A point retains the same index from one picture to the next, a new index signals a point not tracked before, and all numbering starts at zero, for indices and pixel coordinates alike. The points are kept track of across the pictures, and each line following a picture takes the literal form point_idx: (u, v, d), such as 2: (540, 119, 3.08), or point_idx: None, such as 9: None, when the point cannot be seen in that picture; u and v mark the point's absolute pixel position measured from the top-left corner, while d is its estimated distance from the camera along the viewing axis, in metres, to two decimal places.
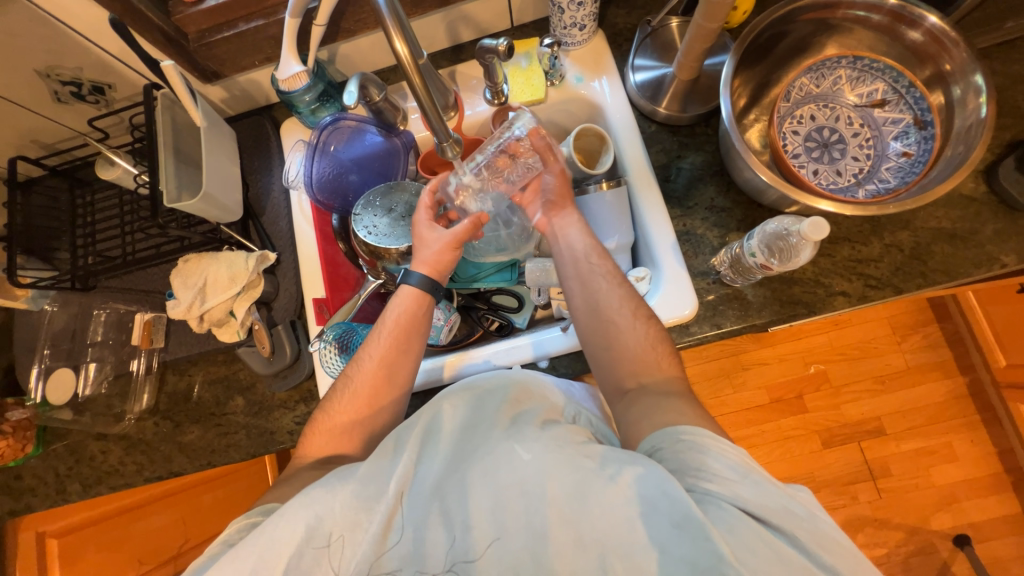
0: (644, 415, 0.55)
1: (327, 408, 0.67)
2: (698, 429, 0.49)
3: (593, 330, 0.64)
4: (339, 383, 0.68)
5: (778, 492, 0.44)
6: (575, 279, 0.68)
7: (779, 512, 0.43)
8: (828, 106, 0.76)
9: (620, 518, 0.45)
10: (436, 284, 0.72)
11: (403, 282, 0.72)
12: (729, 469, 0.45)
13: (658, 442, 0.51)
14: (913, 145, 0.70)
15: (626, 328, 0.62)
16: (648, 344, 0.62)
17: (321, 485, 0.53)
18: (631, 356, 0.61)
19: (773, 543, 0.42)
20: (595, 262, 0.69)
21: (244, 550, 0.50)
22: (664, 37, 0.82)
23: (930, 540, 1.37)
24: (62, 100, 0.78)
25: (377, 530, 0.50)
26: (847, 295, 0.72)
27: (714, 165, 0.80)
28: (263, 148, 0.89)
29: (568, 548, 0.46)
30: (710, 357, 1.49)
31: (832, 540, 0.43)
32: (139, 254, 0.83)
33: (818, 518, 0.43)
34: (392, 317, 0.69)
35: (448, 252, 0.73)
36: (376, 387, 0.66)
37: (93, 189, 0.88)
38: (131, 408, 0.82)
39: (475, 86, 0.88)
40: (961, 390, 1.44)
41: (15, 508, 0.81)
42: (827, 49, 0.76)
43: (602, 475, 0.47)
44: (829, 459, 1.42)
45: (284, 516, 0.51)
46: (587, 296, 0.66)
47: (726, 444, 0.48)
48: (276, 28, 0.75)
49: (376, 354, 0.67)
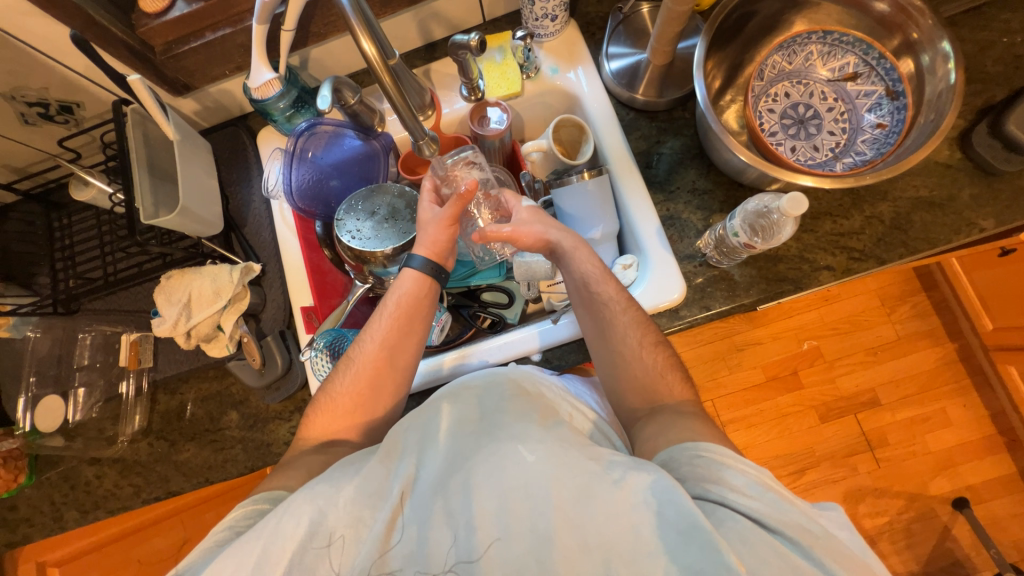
0: (661, 432, 0.56)
1: (327, 390, 0.67)
2: (719, 447, 0.50)
3: (603, 360, 0.66)
4: (340, 364, 0.69)
5: (796, 510, 0.44)
6: (582, 309, 0.68)
7: (795, 529, 0.43)
8: (801, 82, 0.77)
9: (625, 522, 0.45)
10: (438, 268, 0.72)
11: (404, 266, 0.71)
12: (747, 486, 0.46)
13: (675, 456, 0.51)
14: (887, 116, 0.71)
15: (634, 358, 0.64)
16: (656, 375, 0.63)
17: (326, 480, 0.54)
18: (644, 383, 0.63)
19: (787, 557, 0.42)
20: (596, 288, 0.67)
21: (248, 540, 0.49)
22: (636, 23, 0.82)
23: (929, 505, 1.39)
24: (31, 122, 0.77)
25: (379, 530, 0.50)
26: (832, 270, 0.72)
27: (693, 148, 0.80)
28: (241, 159, 0.88)
29: (575, 551, 0.45)
30: (705, 341, 1.49)
31: (849, 560, 0.42)
32: (121, 274, 0.82)
33: (837, 540, 0.43)
34: (395, 299, 0.69)
35: (444, 231, 0.71)
36: (378, 371, 0.66)
37: (69, 211, 0.86)
38: (124, 431, 0.81)
39: (450, 84, 0.87)
40: (951, 356, 1.46)
41: (12, 539, 0.80)
42: (797, 26, 0.76)
43: (607, 479, 0.47)
44: (827, 434, 1.44)
45: (290, 509, 0.51)
46: (596, 324, 0.66)
47: (745, 463, 0.49)
48: (245, 36, 0.74)
49: (379, 335, 0.68)
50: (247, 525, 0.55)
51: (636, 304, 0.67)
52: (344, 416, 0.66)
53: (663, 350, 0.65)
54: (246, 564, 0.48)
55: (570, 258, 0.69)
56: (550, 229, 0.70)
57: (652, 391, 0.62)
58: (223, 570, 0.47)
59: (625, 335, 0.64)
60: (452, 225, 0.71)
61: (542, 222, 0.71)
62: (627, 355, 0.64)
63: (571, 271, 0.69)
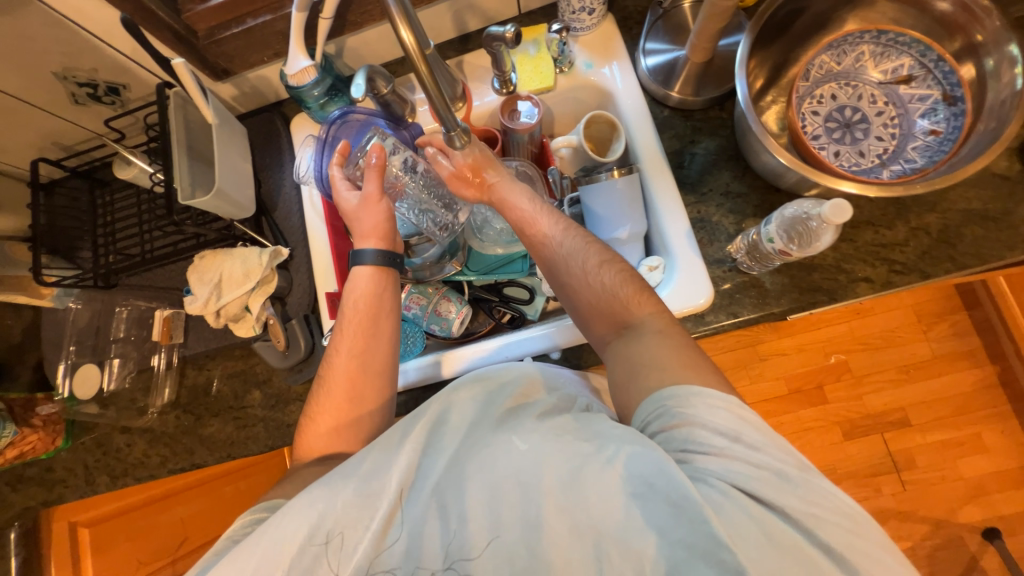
0: (632, 376, 0.56)
1: (310, 410, 0.68)
2: (685, 390, 0.50)
3: (564, 301, 0.67)
4: (317, 385, 0.70)
5: (767, 456, 0.44)
6: (531, 255, 0.71)
7: (772, 481, 0.43)
8: (849, 84, 0.73)
9: (615, 503, 0.45)
10: (392, 256, 0.73)
11: (356, 264, 0.72)
12: (719, 436, 0.46)
13: (646, 412, 0.51)
14: (942, 122, 0.67)
15: (583, 286, 0.63)
16: (607, 292, 0.62)
17: (323, 484, 0.53)
18: (603, 307, 0.62)
19: (767, 518, 0.42)
20: (533, 228, 0.70)
21: (247, 549, 0.50)
22: (677, 18, 0.80)
23: (957, 534, 1.33)
24: (80, 102, 0.80)
25: (377, 529, 0.50)
26: (871, 282, 0.69)
27: (729, 150, 0.77)
28: (274, 144, 0.90)
29: (564, 538, 0.45)
30: (728, 348, 1.45)
31: (830, 511, 0.42)
32: (157, 252, 0.85)
33: (813, 485, 0.43)
34: (352, 301, 0.70)
35: (376, 209, 0.72)
36: (352, 380, 0.67)
37: (112, 189, 0.90)
38: (154, 402, 0.84)
39: (483, 76, 0.87)
40: (992, 379, 1.38)
41: (49, 498, 0.85)
42: (848, 24, 0.73)
43: (598, 459, 0.47)
44: (850, 452, 1.39)
45: (287, 516, 0.51)
46: (543, 265, 0.69)
47: (714, 401, 0.48)
48: (284, 23, 0.75)
49: (345, 346, 0.69)
50: (245, 533, 0.56)
51: (575, 228, 0.69)
52: (334, 430, 0.66)
53: (610, 265, 0.64)
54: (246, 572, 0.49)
55: (507, 199, 0.73)
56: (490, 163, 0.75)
57: (612, 310, 0.61)
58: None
59: (568, 265, 0.65)
60: (380, 200, 0.73)
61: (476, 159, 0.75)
62: (576, 285, 0.64)
63: (511, 214, 0.73)
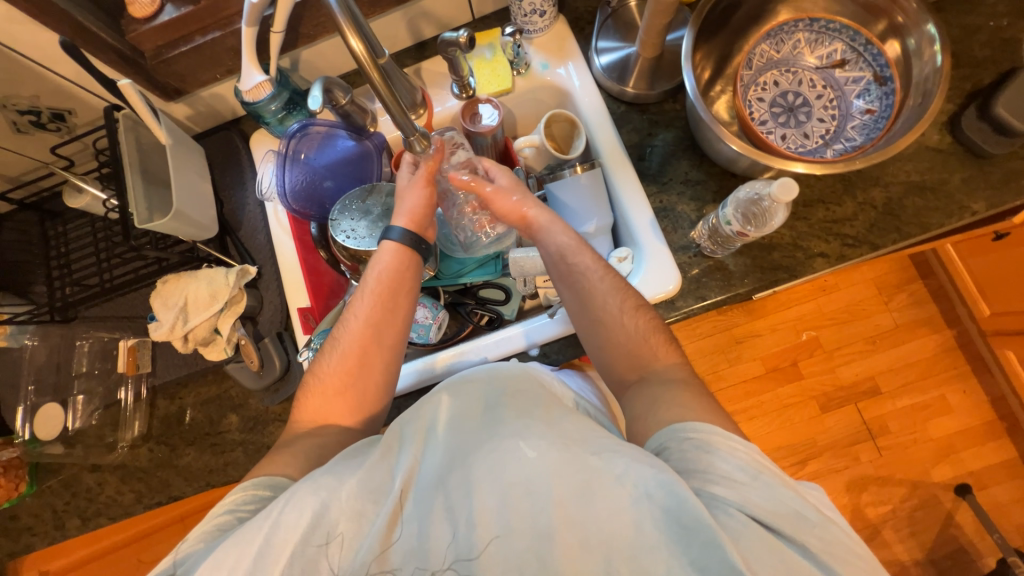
0: (649, 410, 0.56)
1: (315, 372, 0.67)
2: (708, 427, 0.50)
3: (587, 331, 0.67)
4: (326, 346, 0.69)
5: (787, 496, 0.45)
6: (560, 281, 0.69)
7: (788, 517, 0.44)
8: (790, 71, 0.77)
9: (626, 520, 0.45)
10: (418, 239, 0.72)
11: (385, 238, 0.71)
12: (738, 471, 0.47)
13: (665, 441, 0.51)
14: (875, 101, 0.72)
15: (617, 325, 0.64)
16: (640, 337, 0.63)
17: (329, 472, 0.53)
18: (630, 349, 0.63)
19: (782, 552, 0.42)
20: (572, 259, 0.68)
21: (249, 533, 0.49)
22: (625, 16, 0.83)
23: (932, 493, 1.39)
24: (23, 131, 0.77)
25: (380, 526, 0.50)
26: (827, 257, 0.73)
27: (685, 139, 0.80)
28: (234, 162, 0.88)
29: (575, 548, 0.45)
30: (704, 334, 1.49)
31: (839, 546, 0.43)
32: (118, 280, 0.82)
33: (828, 526, 0.44)
34: (376, 273, 0.69)
35: (420, 192, 0.73)
36: (364, 347, 0.66)
37: (63, 219, 0.86)
38: (124, 437, 0.81)
39: (441, 82, 0.88)
40: (950, 342, 1.46)
41: (16, 548, 0.80)
42: (783, 15, 0.77)
43: (609, 475, 0.47)
44: (829, 423, 1.44)
45: (291, 500, 0.50)
46: (575, 292, 0.67)
47: (735, 442, 0.49)
48: (234, 39, 0.74)
49: (363, 313, 0.68)
50: (249, 509, 0.54)
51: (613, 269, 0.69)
52: (337, 397, 0.65)
53: (645, 312, 0.65)
54: (247, 556, 0.48)
55: (542, 235, 0.71)
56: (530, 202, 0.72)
57: (638, 356, 0.62)
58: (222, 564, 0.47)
59: (606, 301, 0.65)
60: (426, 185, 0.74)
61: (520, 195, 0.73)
62: (609, 323, 0.64)
63: (546, 244, 0.71)
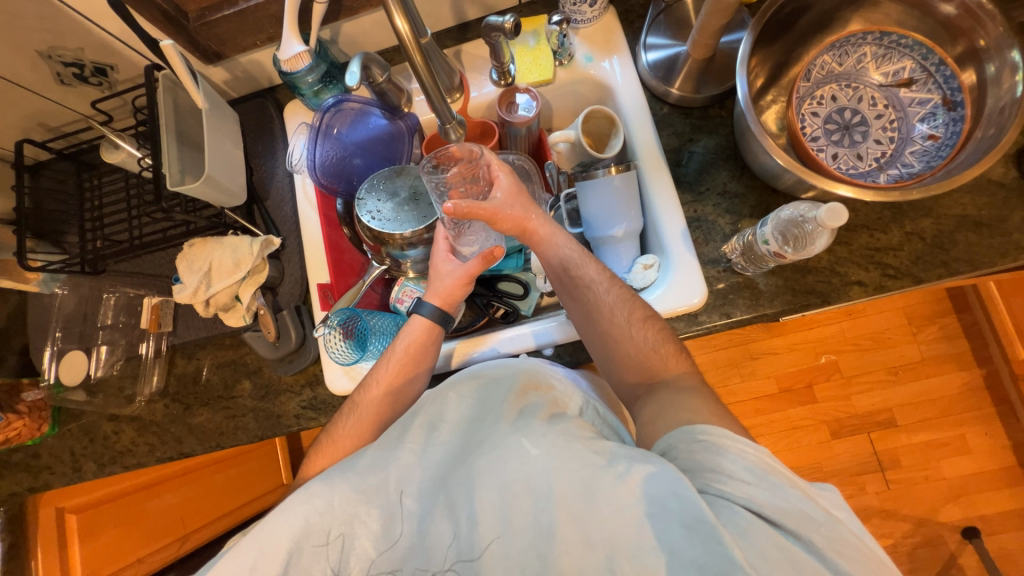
0: (660, 414, 0.55)
1: (332, 430, 0.70)
2: (717, 429, 0.49)
3: (594, 343, 0.66)
4: (345, 407, 0.71)
5: (796, 496, 0.43)
6: (565, 294, 0.68)
7: (794, 515, 0.42)
8: (850, 86, 0.73)
9: (628, 518, 0.43)
10: (446, 316, 0.73)
11: (415, 312, 0.73)
12: (746, 471, 0.45)
13: (674, 441, 0.50)
14: (941, 127, 0.67)
15: (625, 338, 0.63)
16: (649, 349, 0.62)
17: (321, 482, 0.54)
18: (638, 362, 0.62)
19: (789, 552, 0.40)
20: (577, 272, 0.67)
21: (245, 546, 0.51)
22: (679, 13, 0.79)
23: (938, 532, 1.35)
24: (66, 82, 0.78)
25: (377, 526, 0.52)
26: (864, 285, 0.69)
27: (727, 148, 0.77)
28: (267, 130, 0.88)
29: (576, 547, 0.44)
30: (719, 346, 1.47)
31: (848, 546, 0.41)
32: (146, 238, 0.83)
33: (839, 524, 0.42)
34: (403, 344, 0.71)
35: (459, 286, 0.73)
36: (380, 412, 0.69)
37: (99, 172, 0.87)
38: (141, 391, 0.83)
39: (481, 66, 0.85)
40: (978, 382, 1.40)
41: (35, 484, 0.84)
42: (851, 25, 0.72)
43: (611, 472, 0.46)
44: (837, 450, 1.41)
45: (286, 510, 0.52)
46: (583, 309, 0.66)
47: (745, 443, 0.47)
48: (277, 6, 0.74)
49: (383, 379, 0.70)
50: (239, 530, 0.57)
51: (619, 280, 0.68)
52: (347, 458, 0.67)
53: (653, 324, 0.64)
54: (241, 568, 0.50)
55: (542, 248, 0.70)
56: (529, 213, 0.69)
57: (647, 358, 0.62)
58: (224, 572, 0.50)
59: (612, 315, 0.64)
60: (467, 284, 0.73)
61: (521, 204, 0.70)
62: (618, 335, 0.63)
63: (549, 256, 0.69)
